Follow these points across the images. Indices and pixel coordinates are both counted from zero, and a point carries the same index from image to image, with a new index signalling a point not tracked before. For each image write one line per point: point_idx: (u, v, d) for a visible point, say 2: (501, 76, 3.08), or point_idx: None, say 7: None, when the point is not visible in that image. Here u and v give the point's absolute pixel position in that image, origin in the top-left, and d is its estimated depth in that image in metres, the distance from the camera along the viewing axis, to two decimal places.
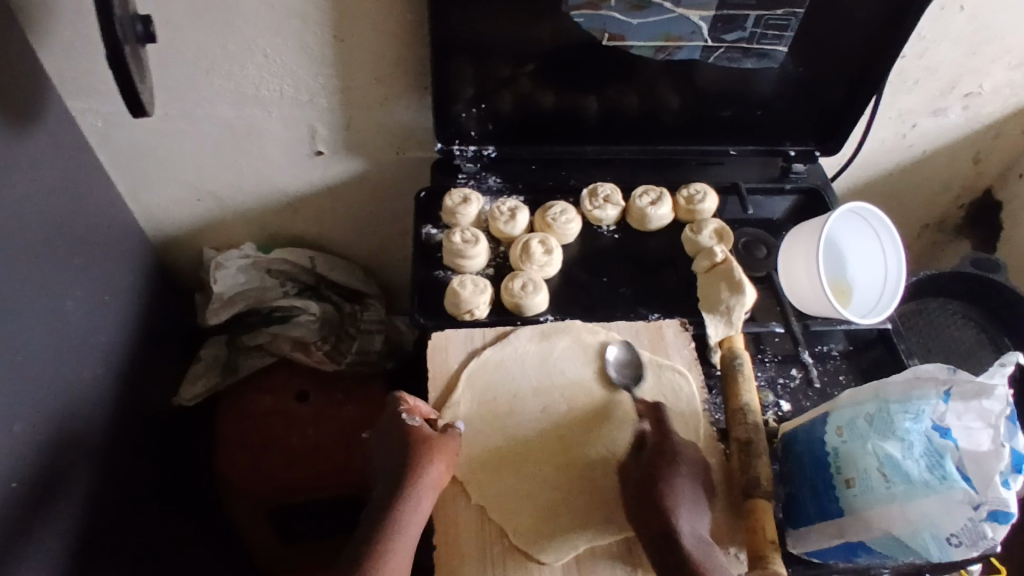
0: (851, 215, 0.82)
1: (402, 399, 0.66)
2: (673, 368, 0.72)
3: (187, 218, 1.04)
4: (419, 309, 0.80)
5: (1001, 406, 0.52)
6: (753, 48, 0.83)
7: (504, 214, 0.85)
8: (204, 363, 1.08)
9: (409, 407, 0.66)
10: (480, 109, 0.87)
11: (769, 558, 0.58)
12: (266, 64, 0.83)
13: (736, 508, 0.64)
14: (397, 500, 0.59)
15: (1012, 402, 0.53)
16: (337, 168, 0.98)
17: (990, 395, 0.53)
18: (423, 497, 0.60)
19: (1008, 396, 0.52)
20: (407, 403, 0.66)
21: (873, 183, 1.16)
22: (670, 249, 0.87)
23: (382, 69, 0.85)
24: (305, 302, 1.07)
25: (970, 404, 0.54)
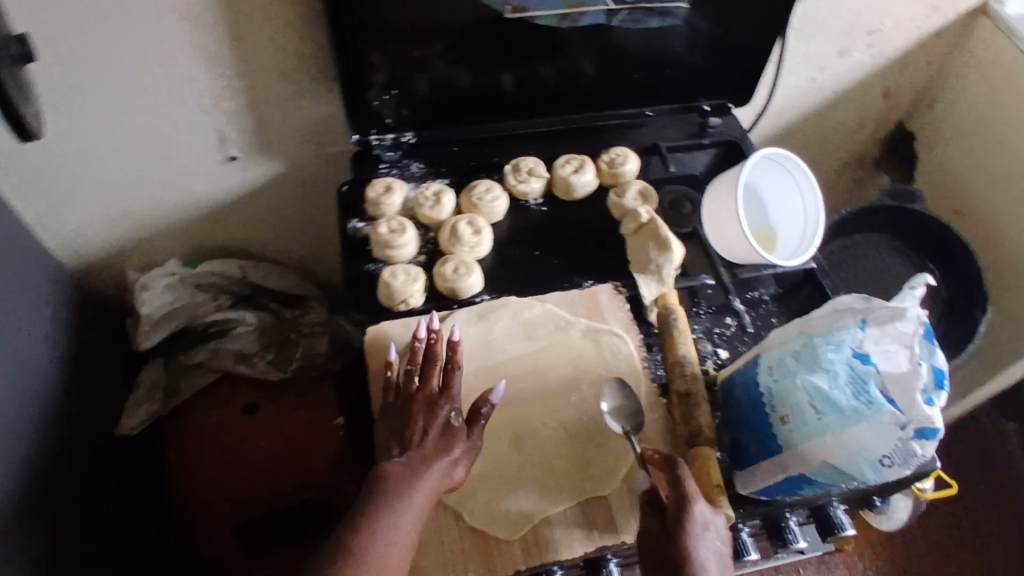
0: (768, 163, 0.85)
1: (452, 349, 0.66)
2: (610, 332, 0.73)
3: (105, 243, 0.99)
4: (352, 306, 0.78)
5: (914, 326, 0.54)
6: (654, 8, 0.84)
7: (430, 199, 0.84)
8: (144, 390, 1.05)
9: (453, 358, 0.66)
10: (393, 95, 0.85)
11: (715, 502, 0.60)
12: (164, 72, 0.79)
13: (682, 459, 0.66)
14: (406, 495, 0.58)
15: (926, 320, 0.54)
16: (254, 172, 0.95)
17: (903, 317, 0.55)
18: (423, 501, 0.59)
19: (921, 316, 0.54)
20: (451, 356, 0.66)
21: (790, 129, 1.19)
22: (599, 216, 0.87)
23: (287, 66, 0.83)
24: (239, 313, 1.05)
25: (887, 330, 0.56)
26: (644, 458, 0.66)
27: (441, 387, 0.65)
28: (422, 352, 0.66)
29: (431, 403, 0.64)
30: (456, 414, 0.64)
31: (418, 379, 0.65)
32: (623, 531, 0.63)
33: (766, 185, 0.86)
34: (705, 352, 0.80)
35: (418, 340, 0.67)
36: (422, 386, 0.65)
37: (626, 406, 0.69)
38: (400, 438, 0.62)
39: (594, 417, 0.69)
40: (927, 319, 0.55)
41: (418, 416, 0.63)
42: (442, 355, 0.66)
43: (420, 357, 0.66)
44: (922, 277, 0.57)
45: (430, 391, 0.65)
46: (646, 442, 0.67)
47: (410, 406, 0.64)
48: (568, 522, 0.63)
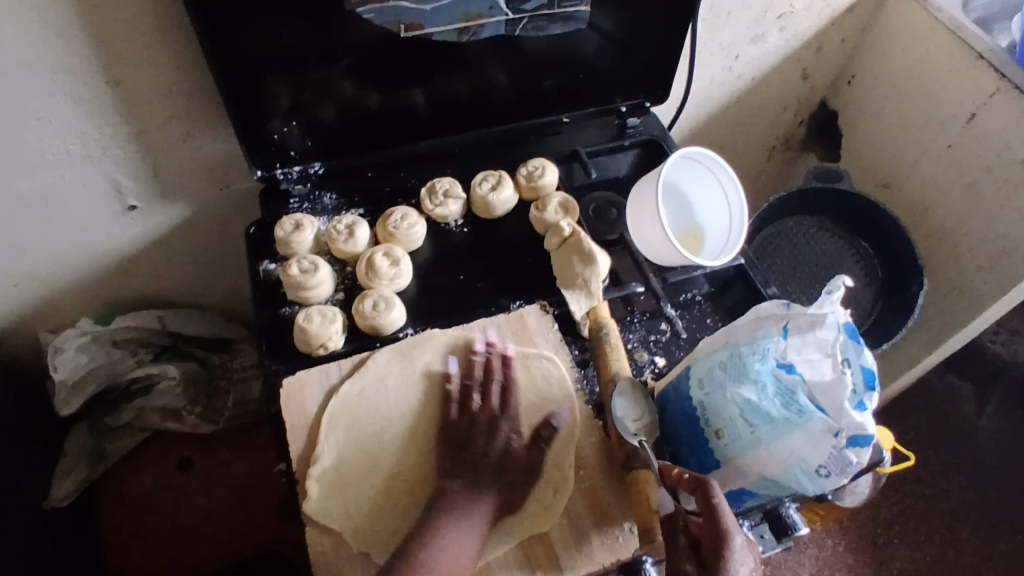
0: (686, 161, 0.83)
1: (508, 365, 0.69)
2: (540, 356, 0.70)
3: (6, 309, 0.92)
4: (269, 354, 0.74)
5: (834, 333, 0.52)
6: (556, 14, 0.81)
7: (343, 232, 0.80)
8: (70, 457, 0.98)
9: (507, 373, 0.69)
10: (295, 125, 0.81)
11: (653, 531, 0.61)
12: (39, 126, 0.73)
13: (620, 482, 0.64)
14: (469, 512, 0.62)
15: (846, 324, 0.53)
16: (158, 218, 0.90)
17: (823, 324, 0.53)
18: (481, 518, 0.62)
19: (840, 321, 0.52)
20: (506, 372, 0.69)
21: (714, 119, 1.18)
22: (523, 232, 0.85)
23: (175, 106, 0.78)
24: (161, 367, 0.99)
25: (808, 336, 0.54)
26: (583, 488, 0.64)
27: (500, 406, 0.68)
28: (479, 369, 0.70)
29: (492, 424, 0.67)
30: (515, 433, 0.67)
31: (478, 398, 0.68)
32: (567, 569, 0.61)
33: (687, 183, 0.85)
34: (642, 361, 0.78)
35: (477, 357, 0.70)
36: (484, 406, 0.68)
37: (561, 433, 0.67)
38: (460, 456, 0.66)
39: (527, 448, 0.67)
40: (847, 322, 0.53)
41: (477, 434, 0.66)
42: (499, 372, 0.69)
43: (484, 377, 0.69)
44: (840, 279, 0.54)
45: (491, 412, 0.68)
46: (584, 470, 0.65)
47: (474, 428, 0.67)
48: (508, 562, 0.62)
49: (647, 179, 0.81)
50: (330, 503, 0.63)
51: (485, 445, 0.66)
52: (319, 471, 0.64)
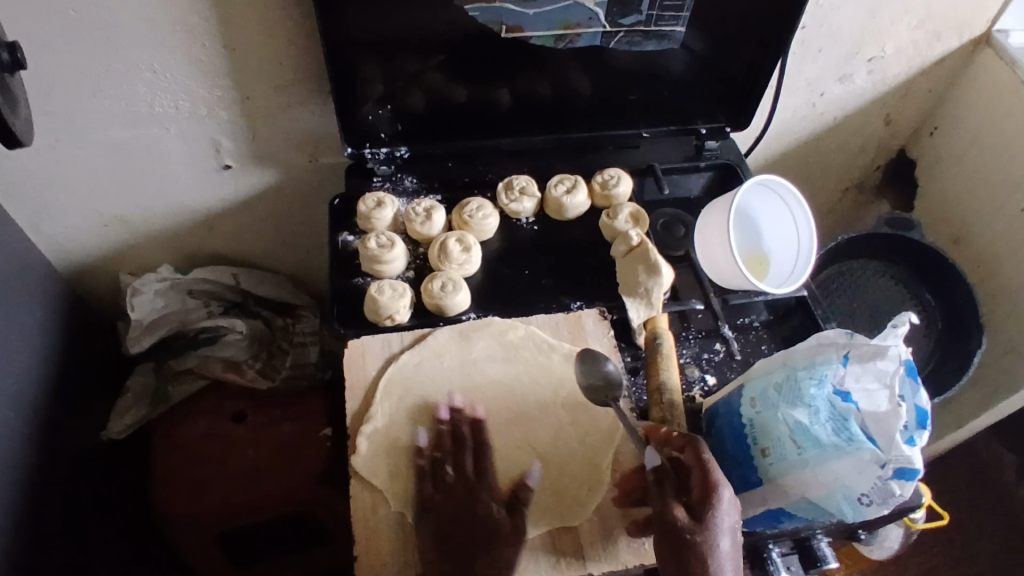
0: (762, 189, 0.84)
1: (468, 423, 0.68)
2: (593, 357, 0.72)
3: (99, 247, 0.99)
4: (338, 319, 0.78)
5: (894, 365, 0.53)
6: (651, 31, 0.84)
7: (420, 215, 0.83)
8: (132, 395, 1.05)
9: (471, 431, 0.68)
10: (387, 110, 0.86)
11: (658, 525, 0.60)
12: (158, 80, 0.80)
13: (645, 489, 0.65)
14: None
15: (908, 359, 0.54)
16: (248, 181, 0.96)
17: (885, 355, 0.53)
18: None
19: (902, 355, 0.53)
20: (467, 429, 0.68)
21: (789, 153, 1.18)
22: (590, 237, 0.87)
23: (281, 77, 0.83)
24: (230, 320, 1.04)
25: (868, 366, 0.54)
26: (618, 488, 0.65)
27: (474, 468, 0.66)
28: (447, 438, 0.68)
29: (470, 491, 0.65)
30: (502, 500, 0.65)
31: (452, 469, 0.66)
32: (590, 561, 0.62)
33: (760, 209, 0.86)
34: (692, 377, 0.80)
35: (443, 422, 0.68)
36: (458, 474, 0.66)
37: (603, 432, 0.69)
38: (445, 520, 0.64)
39: (572, 443, 0.68)
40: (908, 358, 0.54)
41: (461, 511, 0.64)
42: (468, 438, 0.67)
43: (452, 446, 0.67)
44: (906, 313, 0.55)
45: (471, 479, 0.66)
46: (620, 473, 0.67)
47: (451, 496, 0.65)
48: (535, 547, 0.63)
49: (717, 204, 0.83)
50: (375, 462, 0.66)
51: (522, 430, 0.69)
52: (369, 430, 0.68)
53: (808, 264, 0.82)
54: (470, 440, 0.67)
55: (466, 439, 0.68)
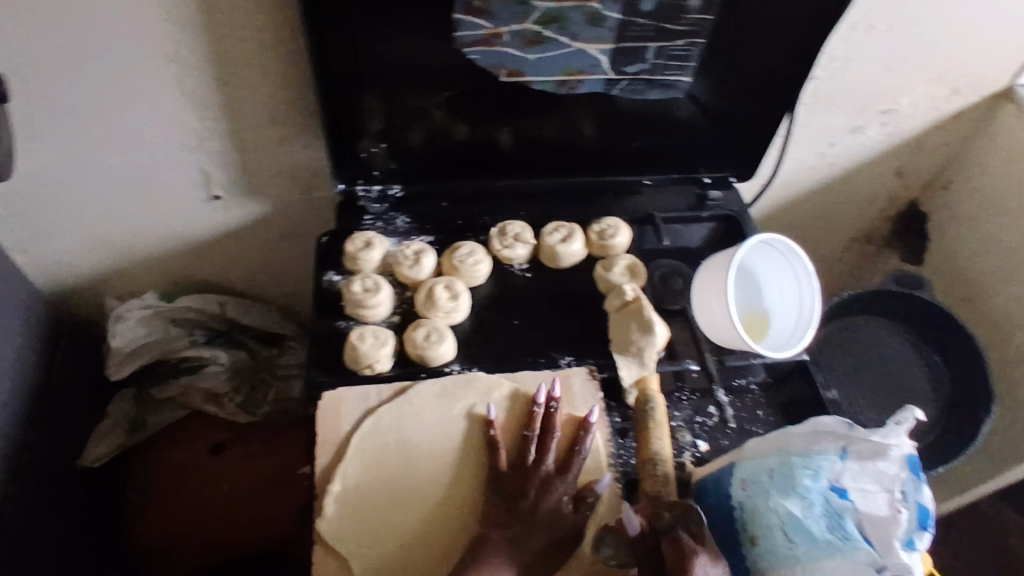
0: (767, 247, 0.81)
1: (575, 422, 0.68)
2: (580, 424, 0.69)
3: (84, 270, 0.97)
4: (318, 365, 0.76)
5: (895, 467, 0.51)
6: (656, 80, 0.81)
7: (409, 258, 0.81)
8: (110, 421, 1.01)
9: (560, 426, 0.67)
10: (383, 148, 0.83)
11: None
12: (148, 110, 0.78)
13: None
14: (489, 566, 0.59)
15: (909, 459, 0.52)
16: (240, 212, 0.93)
17: (885, 455, 0.51)
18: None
19: (904, 455, 0.51)
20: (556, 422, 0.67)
21: (797, 202, 1.15)
22: (585, 287, 0.84)
23: (275, 111, 0.81)
24: (214, 352, 1.01)
25: (867, 465, 0.52)
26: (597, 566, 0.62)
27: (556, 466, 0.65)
28: (539, 421, 0.67)
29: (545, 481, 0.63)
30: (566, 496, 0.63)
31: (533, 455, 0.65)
32: None
33: (762, 268, 0.83)
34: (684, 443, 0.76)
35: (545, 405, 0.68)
36: (538, 461, 0.64)
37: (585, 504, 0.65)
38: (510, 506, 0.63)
39: None
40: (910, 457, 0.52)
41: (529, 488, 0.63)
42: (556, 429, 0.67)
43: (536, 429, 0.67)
44: (908, 409, 0.53)
45: (546, 467, 0.64)
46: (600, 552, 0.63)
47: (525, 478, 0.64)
48: None
49: (720, 256, 0.80)
50: (346, 527, 0.63)
51: None
52: (337, 490, 0.65)
53: (810, 325, 0.79)
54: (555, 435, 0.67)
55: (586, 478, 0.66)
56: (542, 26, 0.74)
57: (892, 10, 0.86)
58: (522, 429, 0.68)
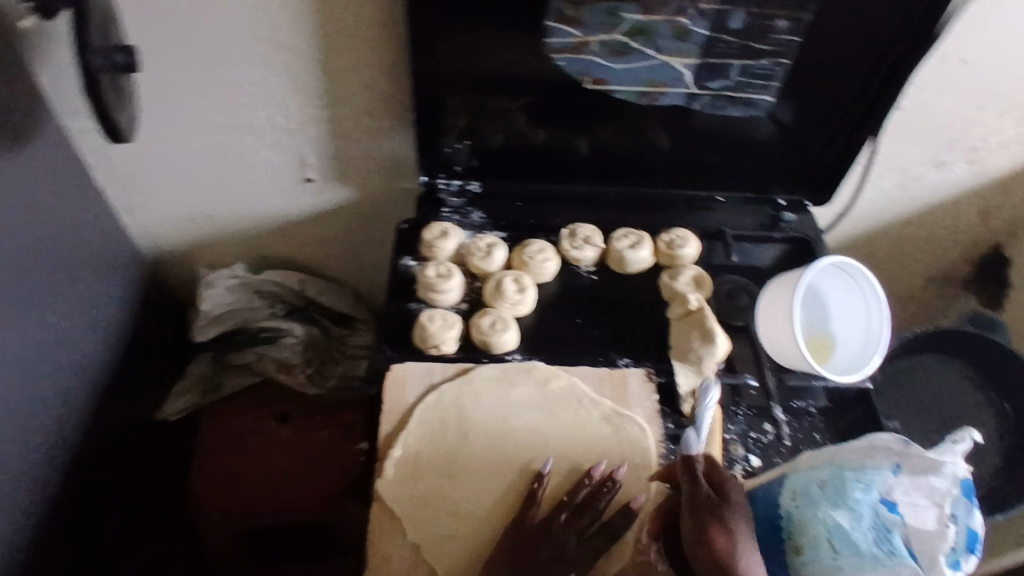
0: (836, 270, 0.82)
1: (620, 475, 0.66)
2: (630, 419, 0.71)
3: (183, 238, 1.05)
4: (388, 341, 0.80)
5: (948, 484, 0.51)
6: (738, 97, 0.83)
7: (482, 250, 0.85)
8: (189, 380, 1.08)
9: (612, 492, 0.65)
10: (466, 145, 0.88)
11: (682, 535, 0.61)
12: (258, 93, 0.85)
13: None
14: None
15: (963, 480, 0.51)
16: (327, 196, 1.00)
17: (939, 472, 0.51)
18: None
19: (958, 474, 0.51)
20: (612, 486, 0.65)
21: (872, 234, 1.13)
22: (648, 294, 0.86)
23: (371, 103, 0.87)
24: (290, 325, 1.09)
25: (919, 479, 0.52)
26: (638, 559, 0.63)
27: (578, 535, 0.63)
28: (587, 489, 0.65)
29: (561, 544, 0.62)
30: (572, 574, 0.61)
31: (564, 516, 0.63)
32: None
33: (830, 291, 0.83)
34: (735, 456, 0.76)
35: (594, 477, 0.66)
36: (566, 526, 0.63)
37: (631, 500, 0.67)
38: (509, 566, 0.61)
39: None
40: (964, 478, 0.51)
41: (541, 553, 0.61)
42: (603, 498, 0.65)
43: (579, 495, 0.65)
44: (967, 431, 0.53)
45: (568, 538, 0.62)
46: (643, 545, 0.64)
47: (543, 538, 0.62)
48: None
49: (788, 275, 0.80)
50: (402, 493, 0.67)
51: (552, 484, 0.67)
52: (396, 455, 0.69)
53: (878, 348, 0.79)
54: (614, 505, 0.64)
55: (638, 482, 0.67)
56: (629, 37, 0.77)
57: (987, 43, 0.84)
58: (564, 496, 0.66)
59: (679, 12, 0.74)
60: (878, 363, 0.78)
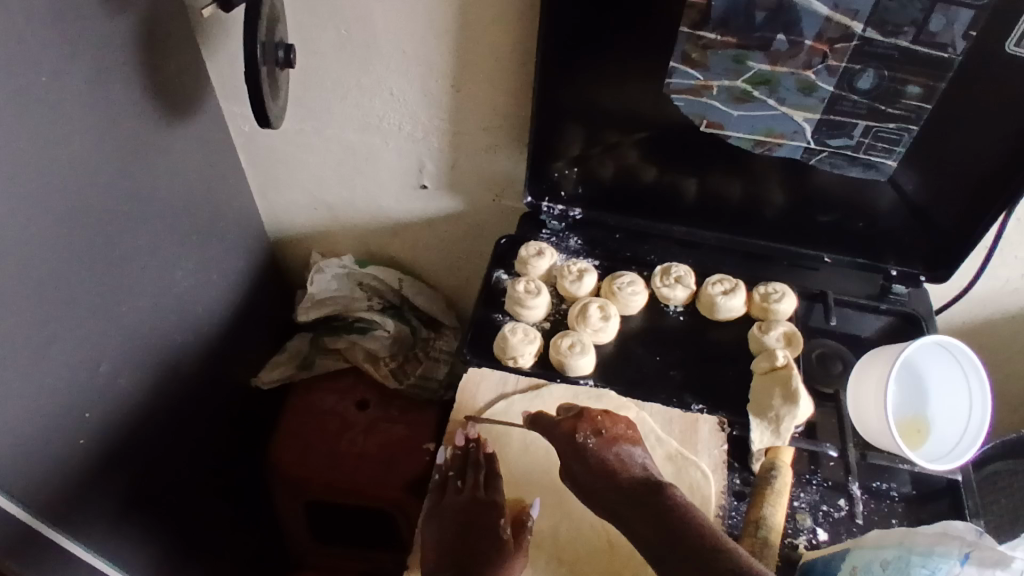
0: (943, 353, 0.77)
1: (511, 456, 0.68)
2: (697, 465, 0.70)
3: (302, 223, 1.14)
4: (469, 345, 0.83)
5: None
6: (859, 158, 0.81)
7: (573, 274, 0.87)
8: (287, 354, 1.18)
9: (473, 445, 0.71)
10: (575, 171, 0.90)
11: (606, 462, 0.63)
12: (391, 101, 0.91)
13: None
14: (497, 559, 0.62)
15: None
16: (437, 203, 1.05)
17: (1007, 567, 0.51)
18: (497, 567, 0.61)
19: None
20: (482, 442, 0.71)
21: (994, 323, 1.05)
22: (736, 344, 0.84)
23: (491, 121, 0.91)
24: (383, 319, 1.14)
25: (987, 572, 0.52)
26: None
27: (485, 485, 0.68)
28: (460, 457, 0.70)
29: (477, 502, 0.67)
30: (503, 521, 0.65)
31: (461, 481, 0.69)
32: None
33: (934, 373, 0.78)
34: (802, 526, 0.72)
35: (457, 448, 0.71)
36: (467, 481, 0.68)
37: None
38: (464, 521, 0.66)
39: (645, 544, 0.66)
40: None
41: (473, 510, 0.66)
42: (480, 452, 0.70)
43: (465, 465, 0.70)
44: None
45: (477, 488, 0.68)
46: None
47: (466, 498, 0.67)
48: None
49: (889, 347, 0.76)
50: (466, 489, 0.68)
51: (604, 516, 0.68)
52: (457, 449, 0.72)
53: (974, 442, 0.74)
54: (484, 465, 0.70)
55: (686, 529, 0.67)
56: (752, 86, 0.77)
57: None
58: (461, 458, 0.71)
59: (807, 66, 0.74)
60: (976, 454, 0.73)
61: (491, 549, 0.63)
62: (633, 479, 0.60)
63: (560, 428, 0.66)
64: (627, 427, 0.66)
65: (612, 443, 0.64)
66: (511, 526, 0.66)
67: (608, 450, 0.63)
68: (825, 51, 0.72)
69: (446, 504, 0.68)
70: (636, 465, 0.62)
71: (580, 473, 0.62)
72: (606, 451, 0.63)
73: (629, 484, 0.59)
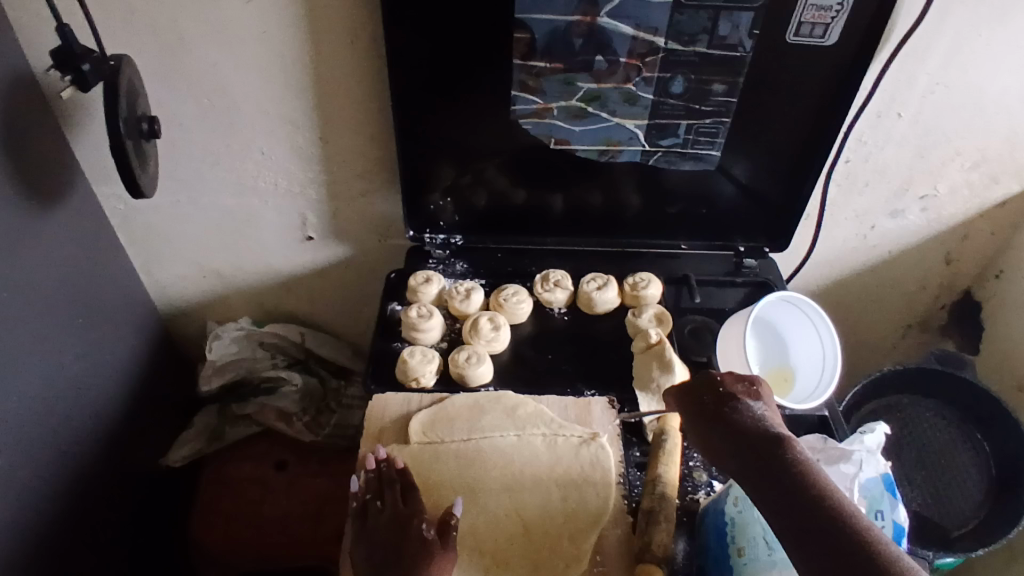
0: (791, 304, 0.87)
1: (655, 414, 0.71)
2: (594, 440, 0.77)
3: (194, 294, 1.14)
4: (372, 377, 0.87)
5: (855, 468, 0.64)
6: (688, 152, 0.93)
7: (461, 294, 0.93)
8: (194, 430, 1.15)
9: (387, 464, 0.73)
10: (448, 201, 0.97)
11: (722, 412, 0.63)
12: (263, 160, 0.96)
13: (630, 555, 0.69)
14: (430, 562, 0.65)
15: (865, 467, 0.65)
16: (326, 252, 1.09)
17: (848, 459, 0.65)
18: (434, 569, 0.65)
19: (862, 461, 0.64)
20: (393, 462, 0.73)
21: (840, 282, 1.20)
22: (616, 333, 0.92)
23: (363, 167, 0.97)
24: (289, 373, 1.15)
25: (835, 468, 0.65)
26: (596, 569, 0.68)
27: (403, 500, 0.70)
28: (374, 481, 0.72)
29: (400, 515, 0.68)
30: (426, 526, 0.68)
31: (380, 502, 0.70)
32: None
33: (792, 324, 0.89)
34: (700, 482, 0.79)
35: (369, 472, 0.72)
36: (387, 500, 0.70)
37: (591, 514, 0.71)
38: (392, 535, 0.67)
39: (556, 516, 0.71)
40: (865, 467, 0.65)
41: (397, 522, 0.68)
42: (394, 469, 0.72)
43: (381, 486, 0.71)
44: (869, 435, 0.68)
45: (397, 504, 0.69)
46: (600, 556, 0.69)
47: (391, 515, 0.69)
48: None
49: (738, 315, 0.87)
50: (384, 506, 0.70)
51: (518, 505, 0.72)
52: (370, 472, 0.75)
53: (831, 376, 0.82)
54: (398, 480, 0.72)
55: (593, 503, 0.72)
56: (585, 103, 0.87)
57: (917, 99, 0.93)
58: (376, 482, 0.72)
59: (627, 79, 0.85)
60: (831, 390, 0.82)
61: (422, 554, 0.65)
62: (753, 434, 0.59)
63: (683, 390, 0.67)
64: (749, 385, 0.65)
65: (731, 396, 0.64)
66: (433, 530, 0.68)
67: (725, 404, 0.63)
68: (638, 65, 0.83)
69: (369, 526, 0.69)
70: (754, 416, 0.61)
71: (701, 429, 0.63)
72: (722, 405, 0.63)
73: (746, 437, 0.60)
